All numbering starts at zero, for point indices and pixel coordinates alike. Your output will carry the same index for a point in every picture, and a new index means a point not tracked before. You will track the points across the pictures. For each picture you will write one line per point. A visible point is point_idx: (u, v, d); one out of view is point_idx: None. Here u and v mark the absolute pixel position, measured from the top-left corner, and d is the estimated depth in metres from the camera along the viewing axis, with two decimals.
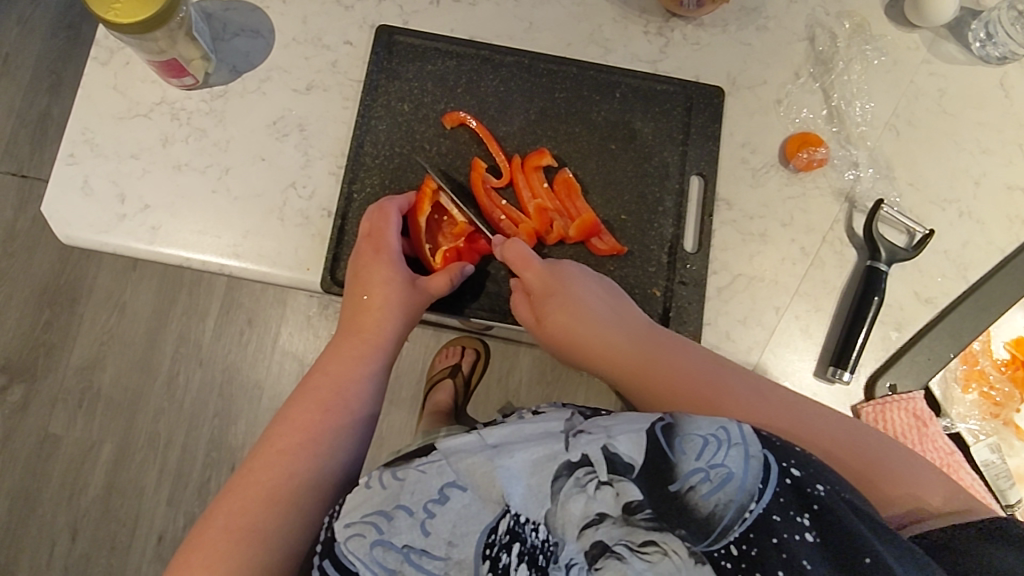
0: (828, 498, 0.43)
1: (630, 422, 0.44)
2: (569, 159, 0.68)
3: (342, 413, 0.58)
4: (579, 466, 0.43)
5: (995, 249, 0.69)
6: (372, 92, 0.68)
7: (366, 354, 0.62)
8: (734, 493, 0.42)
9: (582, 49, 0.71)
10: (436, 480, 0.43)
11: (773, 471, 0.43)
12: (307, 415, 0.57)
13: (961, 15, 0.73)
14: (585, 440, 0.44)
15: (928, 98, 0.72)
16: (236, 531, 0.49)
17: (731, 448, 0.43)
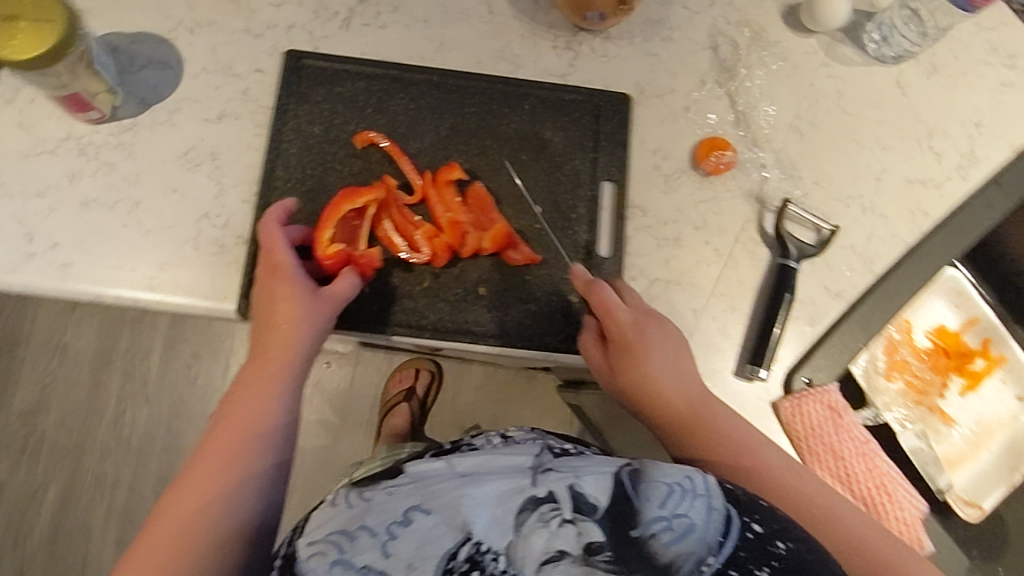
0: (788, 556, 0.42)
1: (598, 464, 0.43)
2: (480, 171, 0.69)
3: (255, 436, 0.57)
4: (545, 501, 0.41)
5: (899, 242, 0.72)
6: (282, 116, 0.69)
7: (277, 372, 0.59)
8: (694, 544, 0.40)
9: (492, 65, 0.73)
10: (402, 502, 0.42)
11: (734, 523, 0.42)
12: (219, 442, 0.56)
13: (857, 18, 0.77)
14: (552, 477, 0.43)
15: (828, 100, 0.75)
16: (152, 564, 0.50)
17: (697, 498, 0.42)
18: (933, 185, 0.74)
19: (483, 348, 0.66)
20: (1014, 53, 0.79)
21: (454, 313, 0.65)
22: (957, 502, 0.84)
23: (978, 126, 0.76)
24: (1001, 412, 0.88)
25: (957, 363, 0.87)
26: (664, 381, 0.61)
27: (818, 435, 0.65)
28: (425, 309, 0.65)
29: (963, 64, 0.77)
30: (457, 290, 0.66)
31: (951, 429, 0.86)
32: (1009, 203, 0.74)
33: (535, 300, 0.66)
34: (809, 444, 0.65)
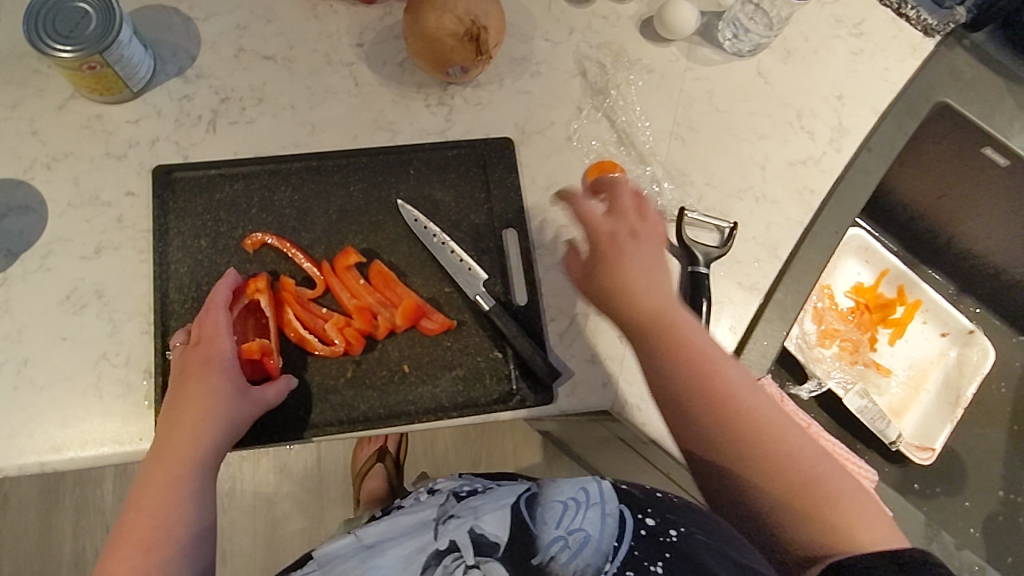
0: (682, 542, 0.45)
1: (496, 503, 0.49)
2: (380, 248, 0.68)
3: (169, 549, 0.53)
4: (447, 553, 0.46)
5: (795, 223, 0.76)
6: (164, 236, 0.66)
7: (184, 475, 0.56)
8: (590, 556, 0.44)
9: (369, 137, 0.72)
10: None
11: (628, 525, 0.45)
12: (126, 563, 0.52)
13: (708, 20, 0.81)
14: (452, 526, 0.48)
15: (700, 102, 0.78)
16: None
17: (590, 509, 0.46)
18: (813, 162, 0.78)
19: (421, 425, 0.65)
20: (856, 23, 0.85)
21: (383, 398, 0.64)
22: (909, 449, 0.88)
23: (840, 99, 0.81)
24: (928, 350, 0.95)
25: (882, 315, 0.93)
26: (633, 279, 0.58)
27: None
28: (354, 401, 0.64)
29: (813, 44, 0.83)
30: (382, 373, 0.65)
31: (888, 378, 0.92)
32: (881, 165, 0.79)
33: (462, 364, 0.66)
34: None
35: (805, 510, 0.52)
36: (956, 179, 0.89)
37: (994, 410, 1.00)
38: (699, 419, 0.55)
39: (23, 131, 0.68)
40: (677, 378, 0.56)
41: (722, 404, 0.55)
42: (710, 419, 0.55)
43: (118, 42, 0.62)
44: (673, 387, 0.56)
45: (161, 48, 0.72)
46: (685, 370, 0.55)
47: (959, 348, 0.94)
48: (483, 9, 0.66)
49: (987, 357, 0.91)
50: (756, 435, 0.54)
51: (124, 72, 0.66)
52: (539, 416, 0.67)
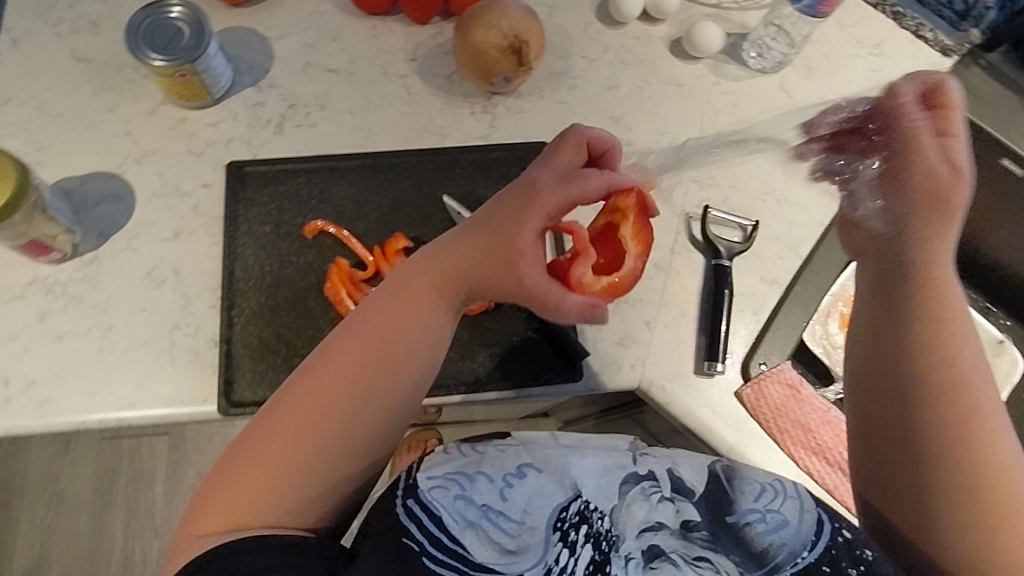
0: (876, 561, 0.48)
1: (693, 457, 0.56)
2: (425, 237, 0.75)
3: (357, 413, 0.50)
4: (645, 479, 0.54)
5: (816, 224, 0.80)
6: (234, 222, 0.74)
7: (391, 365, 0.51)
8: (788, 537, 0.49)
9: (419, 140, 0.80)
10: (514, 460, 0.55)
11: (825, 528, 0.50)
12: (313, 404, 0.49)
13: (734, 40, 0.87)
14: (651, 460, 0.55)
15: (726, 113, 0.83)
16: (265, 472, 0.48)
17: (788, 499, 0.51)
18: None
19: (457, 398, 0.70)
20: (875, 43, 0.89)
21: None
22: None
23: None
24: None
25: None
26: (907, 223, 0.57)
27: (783, 414, 0.70)
28: None
29: (834, 61, 0.87)
30: None
31: None
32: None
33: (497, 344, 0.71)
34: (776, 424, 0.70)
35: (994, 534, 0.48)
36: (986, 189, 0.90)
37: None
38: (916, 388, 0.52)
39: (118, 130, 0.77)
40: (925, 351, 0.53)
41: (953, 390, 0.51)
42: (940, 398, 0.51)
43: (206, 55, 0.72)
44: (894, 349, 0.54)
45: (239, 62, 0.81)
46: (926, 337, 0.53)
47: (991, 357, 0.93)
48: (525, 25, 0.74)
49: (1018, 367, 0.92)
50: (974, 437, 0.50)
51: (208, 80, 0.75)
52: (568, 395, 0.71)
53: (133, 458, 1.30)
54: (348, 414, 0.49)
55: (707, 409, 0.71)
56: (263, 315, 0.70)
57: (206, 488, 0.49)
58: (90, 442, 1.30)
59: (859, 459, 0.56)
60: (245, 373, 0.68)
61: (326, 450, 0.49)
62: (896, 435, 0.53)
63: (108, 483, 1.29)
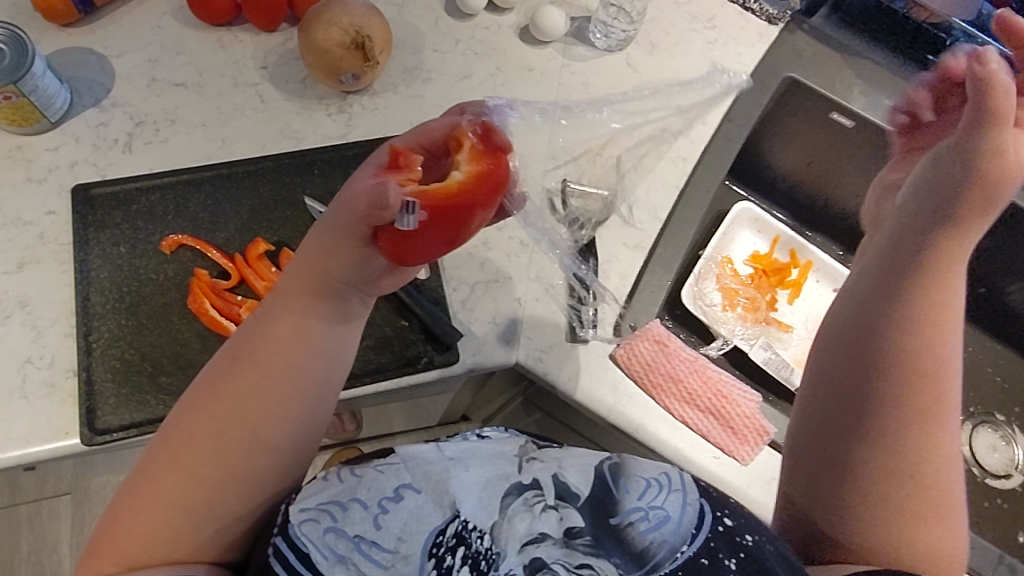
0: (753, 547, 0.52)
1: (581, 457, 0.53)
2: (288, 239, 0.75)
3: (264, 421, 0.51)
4: (529, 488, 0.51)
5: (671, 188, 0.85)
6: (85, 246, 0.71)
7: (290, 376, 0.52)
8: (668, 534, 0.50)
9: (277, 145, 0.79)
10: (393, 480, 0.50)
11: (707, 518, 0.52)
12: (210, 420, 0.50)
13: (580, 24, 0.91)
14: (537, 466, 0.52)
15: (578, 92, 0.87)
16: (160, 494, 0.48)
17: (672, 493, 0.52)
18: (682, 135, 0.88)
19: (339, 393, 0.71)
20: (710, 17, 0.95)
21: None
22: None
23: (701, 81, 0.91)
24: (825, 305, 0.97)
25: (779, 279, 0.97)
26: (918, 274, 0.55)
27: (654, 368, 0.74)
28: None
29: (674, 37, 0.92)
30: None
31: (790, 332, 0.95)
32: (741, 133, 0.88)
33: (371, 337, 0.72)
34: (648, 378, 0.74)
35: (899, 524, 0.53)
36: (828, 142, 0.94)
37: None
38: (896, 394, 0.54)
39: None
40: (911, 380, 0.54)
41: (922, 396, 0.54)
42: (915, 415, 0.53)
43: (31, 74, 0.70)
44: (893, 356, 0.55)
45: (77, 84, 0.79)
46: (901, 343, 0.55)
47: None
48: (367, 21, 0.77)
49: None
50: (916, 457, 0.53)
51: (39, 102, 0.72)
52: (447, 376, 0.73)
53: (33, 524, 1.22)
54: (255, 422, 0.51)
55: (583, 372, 0.74)
56: (125, 337, 0.68)
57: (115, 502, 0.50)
58: None
59: (799, 445, 0.58)
60: (108, 398, 0.66)
61: (231, 452, 0.50)
62: (865, 442, 0.54)
63: (10, 554, 1.20)
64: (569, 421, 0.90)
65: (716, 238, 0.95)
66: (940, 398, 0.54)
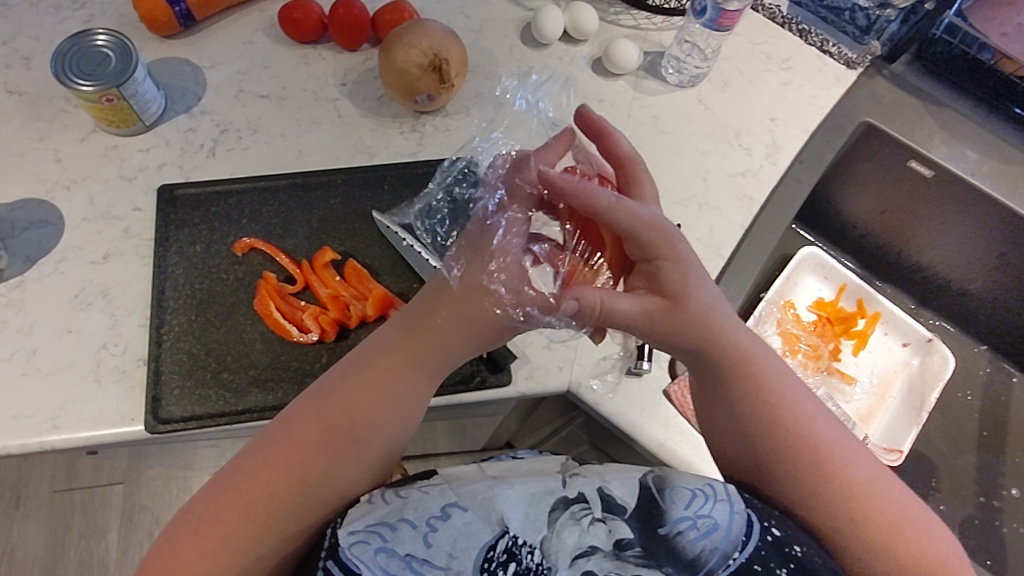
0: (805, 557, 0.51)
1: (622, 471, 0.54)
2: (353, 250, 0.77)
3: (364, 434, 0.55)
4: (575, 502, 0.52)
5: (736, 225, 0.82)
6: (165, 242, 0.75)
7: (402, 393, 0.57)
8: (719, 541, 0.50)
9: (350, 159, 0.82)
10: (439, 499, 0.52)
11: (755, 527, 0.51)
12: (308, 435, 0.54)
13: (653, 59, 0.92)
14: (581, 481, 0.53)
15: (646, 125, 0.87)
16: (250, 508, 0.51)
17: (718, 502, 0.52)
18: (751, 174, 0.86)
19: None
20: (785, 59, 0.94)
21: None
22: (877, 450, 0.81)
23: (773, 121, 0.89)
24: (891, 359, 0.94)
25: (845, 327, 0.95)
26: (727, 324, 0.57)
27: None
28: None
29: (747, 76, 0.92)
30: None
31: (853, 385, 0.92)
32: (813, 176, 0.86)
33: None
34: None
35: (876, 540, 0.53)
36: (904, 191, 0.91)
37: (962, 417, 0.93)
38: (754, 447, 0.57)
39: (49, 159, 0.79)
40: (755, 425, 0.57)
41: (782, 425, 0.56)
42: (783, 459, 0.55)
43: (133, 79, 0.74)
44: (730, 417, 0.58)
45: (172, 90, 0.84)
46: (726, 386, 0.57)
47: (921, 356, 0.93)
48: (444, 44, 0.80)
49: (948, 363, 0.89)
50: (818, 491, 0.54)
51: (137, 106, 0.77)
52: (497, 398, 0.72)
53: (88, 510, 1.26)
54: (359, 436, 0.55)
55: (636, 407, 0.72)
56: (192, 332, 0.71)
57: (198, 501, 0.52)
58: (42, 493, 1.26)
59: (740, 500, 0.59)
60: (172, 390, 0.68)
61: (333, 462, 0.54)
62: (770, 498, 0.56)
63: (61, 537, 1.25)
64: (616, 456, 0.88)
65: (780, 280, 0.92)
66: (785, 425, 0.56)
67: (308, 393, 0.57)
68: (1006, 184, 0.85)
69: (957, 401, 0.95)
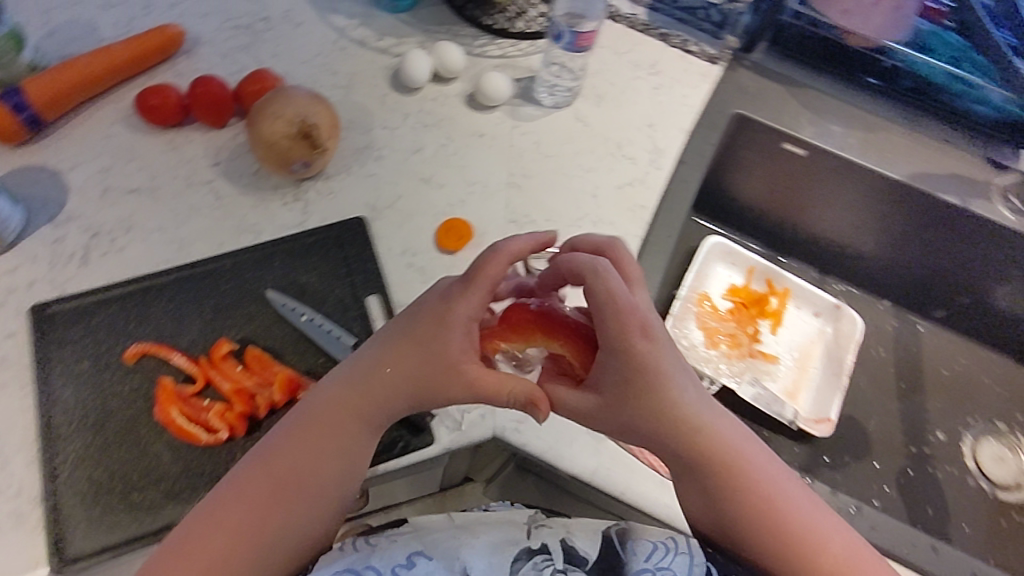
0: None
1: (590, 524, 0.59)
2: (253, 335, 0.74)
3: (297, 499, 0.56)
4: (538, 553, 0.56)
5: (632, 236, 0.83)
6: (47, 365, 0.71)
7: (332, 454, 0.57)
8: None
9: (235, 240, 0.80)
10: (404, 550, 0.56)
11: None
12: (243, 510, 0.55)
13: (525, 84, 0.92)
14: (546, 533, 0.58)
15: (529, 151, 0.88)
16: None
17: (677, 555, 0.55)
18: (638, 182, 0.87)
19: None
20: (652, 64, 0.96)
21: None
22: (807, 423, 0.83)
23: (650, 126, 0.91)
24: (807, 331, 0.97)
25: (759, 309, 0.98)
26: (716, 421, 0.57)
27: None
28: None
29: (618, 86, 0.94)
30: None
31: (775, 364, 0.95)
32: (697, 173, 0.88)
33: None
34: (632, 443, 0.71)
35: None
36: (786, 173, 0.94)
37: (882, 374, 0.97)
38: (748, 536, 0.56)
39: None
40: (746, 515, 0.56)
41: (776, 519, 0.56)
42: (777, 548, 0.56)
43: None
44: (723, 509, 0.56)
45: (33, 202, 0.80)
46: (720, 479, 0.56)
47: (832, 322, 0.96)
48: (310, 109, 0.79)
49: (857, 324, 0.93)
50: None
51: None
52: (425, 459, 0.71)
53: None
54: (294, 501, 0.56)
55: (565, 439, 0.71)
56: (91, 456, 0.67)
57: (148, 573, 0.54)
58: None
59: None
60: (78, 524, 0.64)
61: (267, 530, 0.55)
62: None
63: None
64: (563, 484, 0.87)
65: (692, 274, 0.93)
66: (780, 514, 0.56)
67: (236, 471, 0.57)
68: (871, 151, 0.90)
69: (876, 358, 0.98)
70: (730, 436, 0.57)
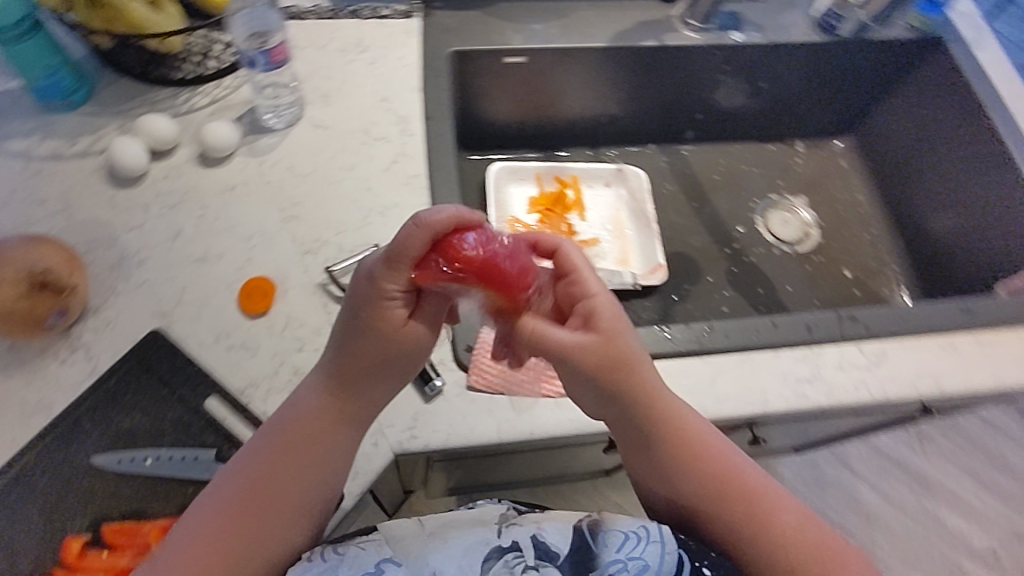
0: None
1: (563, 519, 0.58)
2: (101, 512, 0.65)
3: (278, 511, 0.58)
4: (508, 551, 0.56)
5: (421, 206, 0.83)
6: None
7: (312, 460, 0.59)
8: None
9: (26, 429, 0.69)
10: (373, 556, 0.56)
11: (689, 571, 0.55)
12: (228, 529, 0.57)
13: (248, 118, 0.87)
14: (516, 529, 0.58)
15: (287, 179, 0.84)
16: None
17: (650, 545, 0.56)
18: (403, 156, 0.86)
19: None
20: (358, 43, 0.95)
21: None
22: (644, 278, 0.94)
23: (386, 100, 0.91)
24: (608, 203, 1.04)
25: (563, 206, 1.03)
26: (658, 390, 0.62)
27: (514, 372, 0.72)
28: None
29: (337, 77, 0.92)
30: None
31: (598, 245, 1.00)
32: (448, 121, 0.89)
33: None
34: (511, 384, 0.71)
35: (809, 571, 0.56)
36: (522, 82, 0.99)
37: (687, 208, 1.08)
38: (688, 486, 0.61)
39: None
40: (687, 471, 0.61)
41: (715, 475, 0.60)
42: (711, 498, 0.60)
43: None
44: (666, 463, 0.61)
45: None
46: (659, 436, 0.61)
47: (621, 184, 1.05)
48: (33, 259, 0.68)
49: (640, 177, 1.03)
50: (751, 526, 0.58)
51: None
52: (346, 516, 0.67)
53: None
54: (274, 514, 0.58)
55: (462, 417, 0.70)
56: None
57: None
58: None
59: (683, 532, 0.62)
60: None
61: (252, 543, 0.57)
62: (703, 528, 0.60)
63: None
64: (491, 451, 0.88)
65: (493, 210, 0.98)
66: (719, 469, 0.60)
67: (214, 491, 0.59)
68: (575, 31, 0.97)
69: (677, 197, 1.09)
70: (673, 403, 0.62)
